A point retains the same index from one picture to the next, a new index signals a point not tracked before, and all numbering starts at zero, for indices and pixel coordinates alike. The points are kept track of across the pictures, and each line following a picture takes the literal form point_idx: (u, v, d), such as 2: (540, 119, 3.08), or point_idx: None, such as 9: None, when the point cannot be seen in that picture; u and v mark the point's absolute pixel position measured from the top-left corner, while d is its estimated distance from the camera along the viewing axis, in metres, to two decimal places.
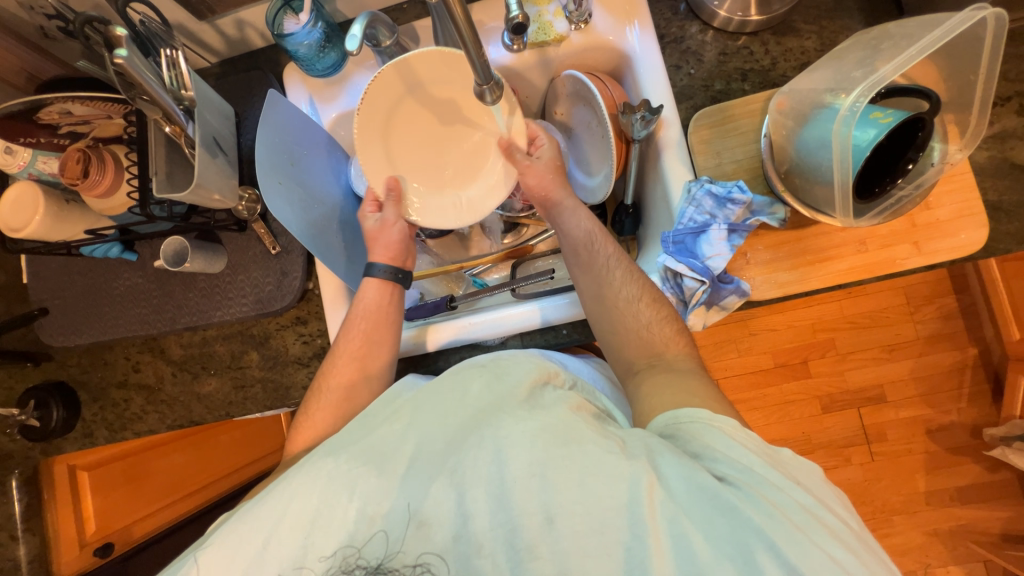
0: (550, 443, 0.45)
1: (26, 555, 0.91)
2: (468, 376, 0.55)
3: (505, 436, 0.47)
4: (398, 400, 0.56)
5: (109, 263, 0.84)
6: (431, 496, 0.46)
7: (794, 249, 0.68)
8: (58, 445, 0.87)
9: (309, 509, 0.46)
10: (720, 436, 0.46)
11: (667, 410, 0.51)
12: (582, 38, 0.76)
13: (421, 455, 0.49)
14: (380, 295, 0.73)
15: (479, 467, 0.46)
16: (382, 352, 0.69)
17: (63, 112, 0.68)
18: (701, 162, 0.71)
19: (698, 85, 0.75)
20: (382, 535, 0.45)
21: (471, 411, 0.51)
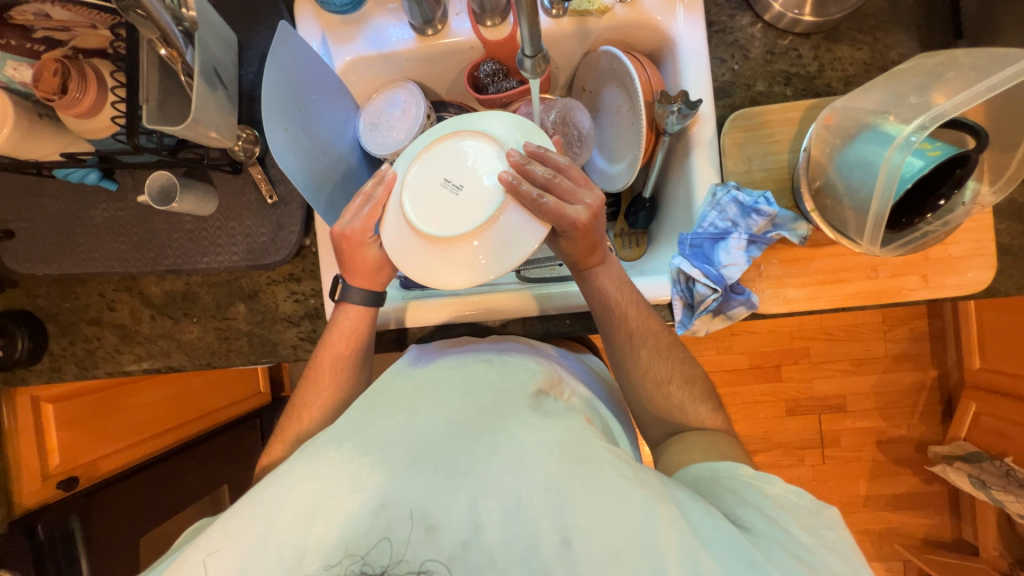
0: (567, 461, 0.46)
1: None
2: (480, 377, 0.55)
3: (525, 447, 0.47)
4: (405, 387, 0.55)
5: (86, 190, 0.78)
6: (440, 499, 0.44)
7: (806, 267, 0.68)
8: (22, 376, 0.82)
9: (310, 497, 0.44)
10: (749, 491, 0.48)
11: (705, 463, 0.54)
12: (626, 13, 0.71)
13: (426, 448, 0.47)
14: (360, 319, 0.67)
15: (493, 475, 0.45)
16: (360, 368, 0.67)
17: (39, 14, 0.58)
18: (730, 166, 0.69)
19: (740, 83, 0.71)
20: (384, 544, 0.42)
21: (479, 409, 0.51)
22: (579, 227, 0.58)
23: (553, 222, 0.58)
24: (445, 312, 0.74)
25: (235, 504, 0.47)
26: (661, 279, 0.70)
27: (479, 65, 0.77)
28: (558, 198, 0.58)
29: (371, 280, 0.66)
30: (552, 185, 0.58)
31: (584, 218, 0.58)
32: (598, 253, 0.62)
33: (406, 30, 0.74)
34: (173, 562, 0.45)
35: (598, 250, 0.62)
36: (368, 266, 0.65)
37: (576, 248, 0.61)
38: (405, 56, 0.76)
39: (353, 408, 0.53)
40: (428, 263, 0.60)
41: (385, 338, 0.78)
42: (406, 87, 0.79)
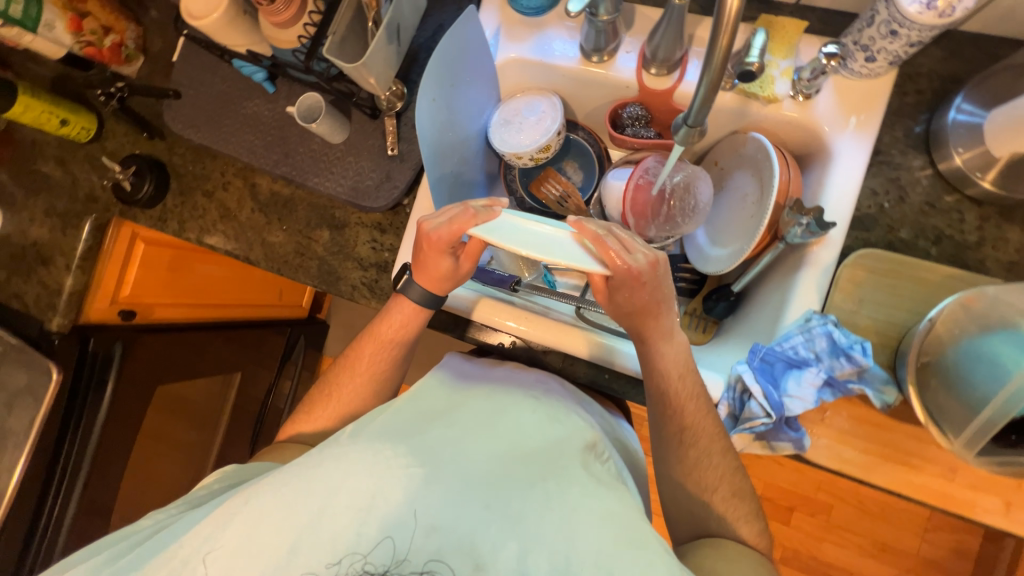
0: (623, 540, 0.49)
1: (71, 285, 0.99)
2: (529, 423, 0.60)
3: (579, 510, 0.51)
4: (465, 414, 0.61)
5: (249, 84, 0.88)
6: (489, 538, 0.49)
7: (876, 435, 0.62)
8: (134, 214, 0.93)
9: (366, 493, 0.51)
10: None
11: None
12: (793, 110, 0.68)
13: (476, 481, 0.53)
14: (411, 317, 0.73)
15: (541, 527, 0.50)
16: (394, 361, 0.75)
17: None
18: (837, 299, 0.65)
19: (883, 222, 0.66)
20: (387, 543, 0.49)
21: (526, 455, 0.57)
22: (634, 275, 0.57)
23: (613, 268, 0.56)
24: (500, 316, 0.75)
25: (287, 472, 0.54)
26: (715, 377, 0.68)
27: (625, 105, 0.78)
28: (620, 243, 0.58)
29: (437, 284, 0.70)
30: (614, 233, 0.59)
31: (641, 267, 0.58)
32: (660, 313, 0.63)
33: (575, 49, 0.76)
34: (220, 510, 0.52)
35: (661, 304, 0.62)
36: (439, 274, 0.69)
37: (631, 300, 0.61)
38: (562, 72, 0.78)
39: (405, 410, 0.61)
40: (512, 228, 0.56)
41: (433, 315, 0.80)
42: (550, 100, 0.81)
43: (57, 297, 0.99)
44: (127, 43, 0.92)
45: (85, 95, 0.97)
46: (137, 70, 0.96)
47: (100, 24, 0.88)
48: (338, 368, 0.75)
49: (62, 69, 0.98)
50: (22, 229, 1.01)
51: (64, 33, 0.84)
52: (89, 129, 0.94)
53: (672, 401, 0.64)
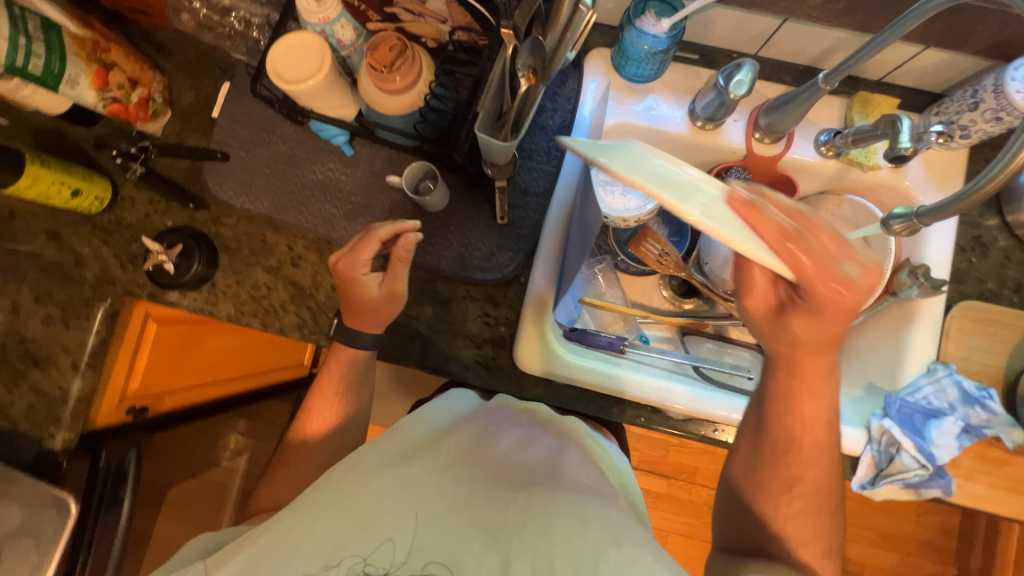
0: (617, 546, 0.43)
1: (78, 391, 0.79)
2: (507, 438, 0.56)
3: (562, 511, 0.45)
4: (434, 436, 0.55)
5: (320, 146, 0.78)
6: (472, 557, 0.41)
7: (999, 470, 0.69)
8: (173, 300, 0.78)
9: (354, 510, 0.44)
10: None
11: None
12: (890, 176, 0.75)
13: (472, 492, 0.46)
14: (348, 362, 0.72)
15: (531, 538, 0.42)
16: (346, 408, 0.72)
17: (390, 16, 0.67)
18: (950, 348, 0.72)
19: (973, 275, 0.74)
20: (387, 544, 0.42)
21: (524, 472, 0.51)
22: (834, 300, 0.51)
23: (811, 278, 0.49)
24: (614, 386, 0.73)
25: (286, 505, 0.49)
26: (858, 433, 0.69)
27: (729, 168, 0.79)
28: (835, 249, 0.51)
29: (370, 320, 0.69)
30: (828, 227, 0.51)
31: (852, 291, 0.51)
32: (831, 352, 0.57)
33: (684, 115, 0.77)
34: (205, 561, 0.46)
35: (833, 346, 0.57)
36: (363, 303, 0.67)
37: (805, 335, 0.56)
38: (669, 137, 0.79)
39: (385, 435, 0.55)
40: (656, 168, 0.44)
41: (559, 390, 0.76)
42: None
43: (59, 408, 0.79)
44: (154, 97, 0.76)
45: (92, 156, 0.80)
46: (164, 126, 0.81)
47: (126, 76, 0.72)
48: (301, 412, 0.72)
49: (54, 124, 0.80)
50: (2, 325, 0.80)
51: (88, 89, 0.69)
52: (103, 198, 0.77)
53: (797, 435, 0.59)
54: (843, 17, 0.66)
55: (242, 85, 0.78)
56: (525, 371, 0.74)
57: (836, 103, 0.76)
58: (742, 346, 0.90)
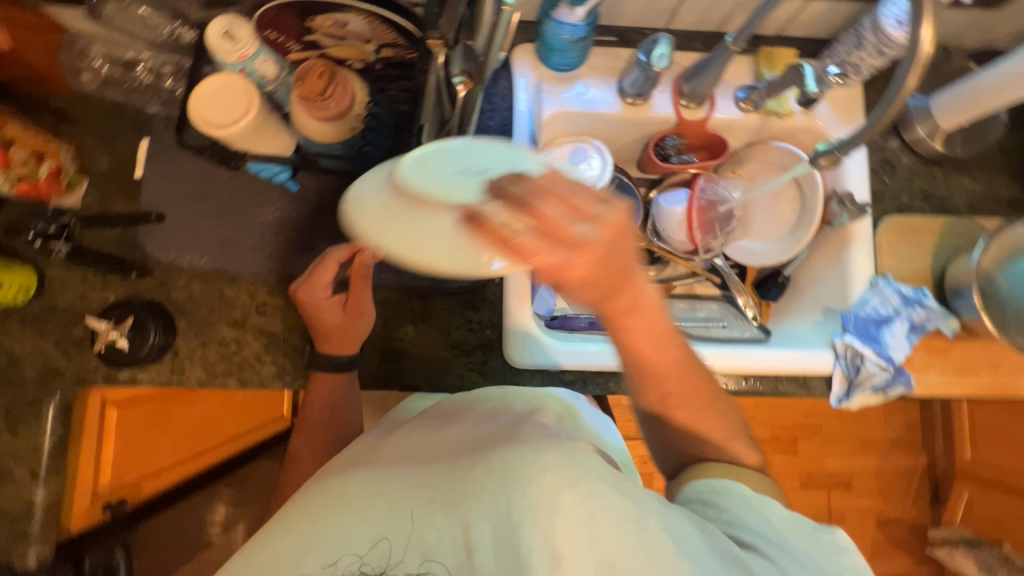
0: (575, 488, 0.43)
1: (43, 499, 0.72)
2: (478, 425, 0.59)
3: (515, 469, 0.46)
4: (408, 444, 0.59)
5: (261, 187, 0.75)
6: (436, 528, 0.46)
7: (945, 358, 0.77)
8: (133, 379, 0.72)
9: (323, 519, 0.49)
10: (772, 515, 0.47)
11: (707, 479, 0.51)
12: (803, 119, 0.82)
13: (433, 474, 0.52)
14: (330, 383, 0.71)
15: (485, 488, 0.46)
16: (341, 423, 0.73)
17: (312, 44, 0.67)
18: (884, 260, 0.80)
19: (889, 193, 0.83)
20: (383, 545, 0.46)
21: (482, 441, 0.55)
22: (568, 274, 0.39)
23: (531, 266, 0.39)
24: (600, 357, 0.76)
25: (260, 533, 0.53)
26: (824, 353, 0.77)
27: (665, 137, 0.85)
28: (556, 207, 0.38)
29: (345, 338, 0.69)
30: (552, 188, 0.38)
31: (580, 258, 0.38)
32: (619, 289, 0.41)
33: (614, 94, 0.81)
34: None
35: (617, 282, 0.41)
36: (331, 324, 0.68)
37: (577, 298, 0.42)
38: (604, 117, 0.82)
39: (355, 453, 0.60)
40: (394, 217, 0.46)
41: (554, 378, 0.77)
42: (592, 143, 0.83)
43: (26, 522, 0.72)
44: (65, 167, 0.71)
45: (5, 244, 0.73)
46: (82, 197, 0.75)
47: (30, 151, 0.67)
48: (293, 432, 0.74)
49: None
50: None
51: None
52: (27, 287, 0.70)
53: (655, 375, 0.49)
54: None
55: (164, 139, 0.74)
56: (519, 367, 0.76)
57: (744, 61, 0.82)
58: (710, 300, 0.95)
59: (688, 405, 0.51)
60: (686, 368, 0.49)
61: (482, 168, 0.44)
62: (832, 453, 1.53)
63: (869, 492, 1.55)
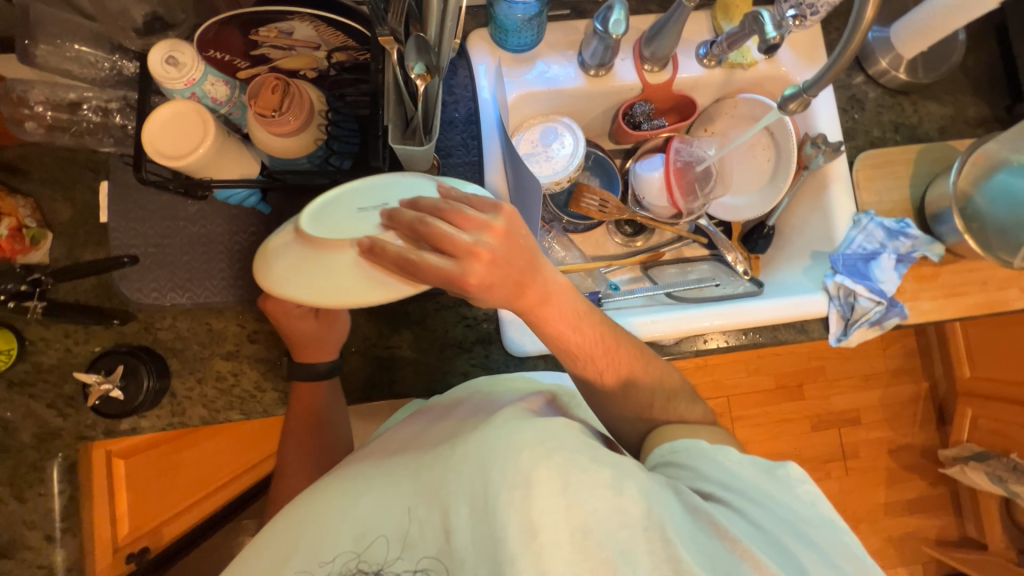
0: (548, 460, 0.46)
1: (64, 563, 0.71)
2: (456, 409, 0.60)
3: (489, 447, 0.48)
4: (387, 438, 0.59)
5: (232, 214, 0.73)
6: (421, 519, 0.48)
7: (934, 283, 0.78)
8: (134, 428, 0.71)
9: (311, 526, 0.50)
10: (733, 465, 0.51)
11: (670, 441, 0.56)
12: (767, 68, 0.82)
13: (413, 465, 0.52)
14: (311, 395, 0.70)
15: (464, 477, 0.47)
16: (338, 436, 0.72)
17: (261, 57, 0.64)
18: (864, 197, 0.81)
19: (860, 129, 0.83)
20: (381, 542, 0.48)
21: (459, 426, 0.55)
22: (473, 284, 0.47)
23: (434, 282, 0.46)
24: None
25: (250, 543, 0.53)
26: (817, 296, 0.78)
27: (633, 105, 0.84)
28: (449, 225, 0.46)
29: (322, 347, 0.68)
30: (445, 211, 0.46)
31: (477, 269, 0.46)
32: (527, 285, 0.49)
33: (577, 68, 0.80)
34: None
35: (523, 281, 0.48)
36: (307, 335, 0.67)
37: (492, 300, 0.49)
38: (570, 93, 0.81)
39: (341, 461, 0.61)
40: (301, 267, 0.47)
41: (557, 362, 0.77)
42: (561, 122, 0.84)
43: None
44: (26, 223, 0.70)
45: None
46: (50, 252, 0.73)
47: None
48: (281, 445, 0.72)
49: None
50: None
51: None
52: (8, 351, 0.70)
53: (582, 355, 0.55)
54: None
55: (123, 179, 0.72)
56: (521, 356, 0.76)
57: (702, 16, 0.81)
58: (700, 261, 0.95)
59: (625, 376, 0.57)
60: (607, 342, 0.56)
61: (380, 203, 0.49)
62: (838, 392, 1.57)
63: (877, 423, 1.59)
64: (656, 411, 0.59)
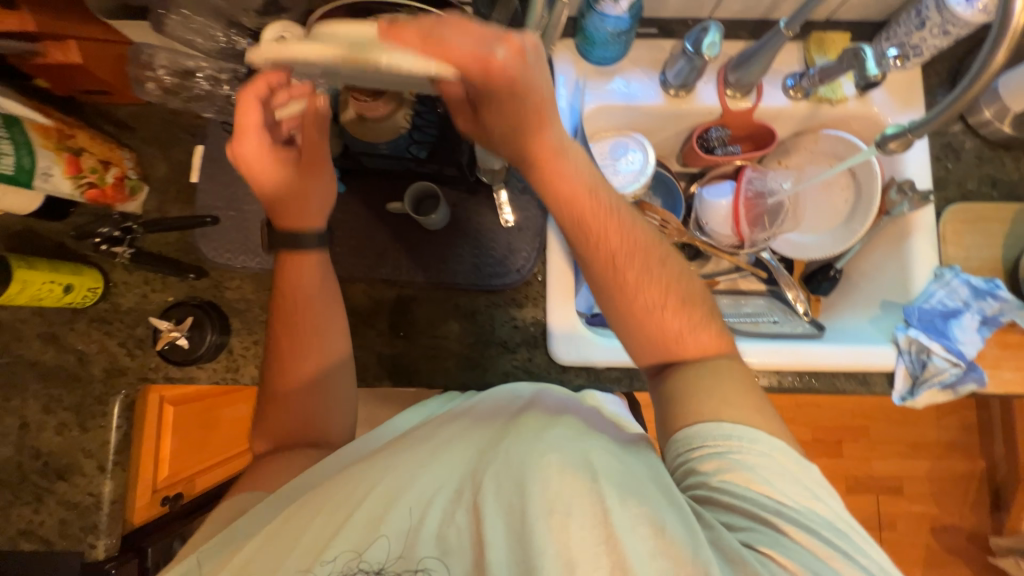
0: (589, 491, 0.45)
1: (110, 494, 0.75)
2: (485, 408, 0.58)
3: (527, 464, 0.47)
4: (416, 428, 0.58)
5: None
6: (454, 526, 0.47)
7: (1021, 353, 0.72)
8: (191, 377, 0.75)
9: (333, 506, 0.50)
10: (767, 474, 0.47)
11: (708, 422, 0.50)
12: (857, 106, 0.79)
13: (444, 464, 0.51)
14: (302, 270, 0.65)
15: (503, 490, 0.47)
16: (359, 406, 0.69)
17: None
18: (949, 251, 0.76)
19: (953, 180, 0.79)
20: (391, 538, 0.47)
21: (497, 428, 0.54)
22: (493, 70, 0.44)
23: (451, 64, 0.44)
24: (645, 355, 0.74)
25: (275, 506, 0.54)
26: (886, 349, 0.73)
27: (709, 129, 0.83)
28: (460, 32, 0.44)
29: (306, 205, 0.65)
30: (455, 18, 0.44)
31: (500, 59, 0.44)
32: (546, 121, 0.52)
33: (658, 87, 0.80)
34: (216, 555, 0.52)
35: (543, 110, 0.50)
36: (284, 184, 0.62)
37: (508, 119, 0.50)
38: (647, 110, 0.81)
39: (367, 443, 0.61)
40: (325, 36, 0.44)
41: (599, 376, 0.76)
42: (633, 138, 0.83)
43: (95, 514, 0.75)
44: (128, 174, 0.75)
45: (74, 249, 0.77)
46: (143, 204, 0.79)
47: (97, 159, 0.70)
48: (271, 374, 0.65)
49: (26, 225, 0.76)
50: (14, 445, 0.75)
51: (63, 179, 0.67)
52: (95, 289, 0.74)
53: (594, 221, 0.54)
54: None
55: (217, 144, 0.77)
56: (564, 365, 0.75)
57: (793, 47, 0.80)
58: (755, 295, 0.91)
59: (637, 264, 0.54)
60: (620, 217, 0.55)
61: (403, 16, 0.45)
62: (880, 455, 1.46)
63: (921, 496, 1.47)
64: (664, 314, 0.54)
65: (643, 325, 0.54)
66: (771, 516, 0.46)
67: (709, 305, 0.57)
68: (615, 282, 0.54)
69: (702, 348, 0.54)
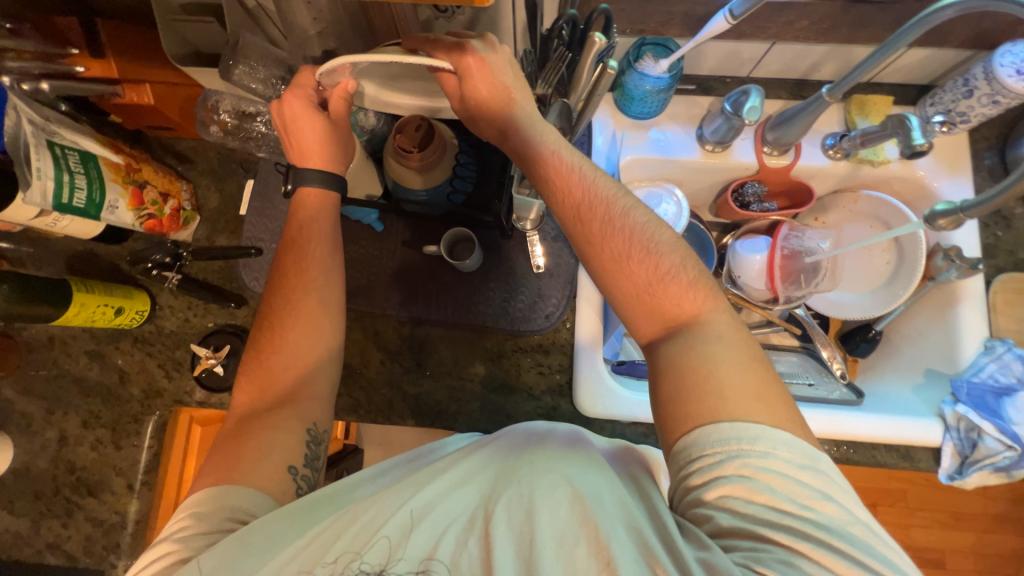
0: (598, 527, 0.43)
1: (135, 513, 0.77)
2: (500, 435, 0.56)
3: (538, 491, 0.46)
4: (453, 453, 0.56)
5: (349, 227, 0.80)
6: (461, 554, 0.46)
7: None
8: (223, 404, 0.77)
9: (354, 519, 0.50)
10: (771, 481, 0.42)
11: (706, 426, 0.44)
12: (900, 168, 0.78)
13: (453, 485, 0.50)
14: (320, 201, 0.67)
15: (513, 520, 0.45)
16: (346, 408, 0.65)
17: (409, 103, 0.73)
18: (1001, 322, 0.72)
19: (1004, 248, 0.76)
20: (383, 541, 0.47)
21: (507, 454, 0.52)
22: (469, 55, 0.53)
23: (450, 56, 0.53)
24: None
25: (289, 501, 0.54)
26: (931, 423, 0.70)
27: (745, 184, 0.83)
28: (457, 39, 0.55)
29: (328, 157, 0.65)
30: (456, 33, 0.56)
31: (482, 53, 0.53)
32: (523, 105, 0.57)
33: (695, 140, 0.81)
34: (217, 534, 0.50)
35: (517, 93, 0.56)
36: (316, 141, 0.63)
37: (481, 95, 0.55)
38: (682, 164, 0.82)
39: (394, 466, 0.60)
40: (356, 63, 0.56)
41: (625, 430, 0.74)
42: (667, 188, 0.82)
43: (119, 533, 0.76)
44: (183, 205, 0.80)
45: (126, 272, 0.81)
46: (193, 232, 0.83)
47: (158, 191, 0.75)
48: (256, 341, 0.63)
49: (86, 247, 0.81)
50: (50, 458, 0.78)
51: (127, 211, 0.71)
52: (142, 312, 0.78)
53: (558, 179, 0.55)
54: (830, 33, 0.71)
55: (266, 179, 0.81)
56: (589, 416, 0.74)
57: (834, 108, 0.80)
58: (787, 351, 0.90)
59: (600, 217, 0.54)
60: (579, 175, 0.55)
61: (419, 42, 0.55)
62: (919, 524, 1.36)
63: (963, 570, 1.37)
64: (632, 266, 0.52)
65: (614, 283, 0.53)
66: (775, 532, 0.41)
67: (682, 248, 0.54)
68: (583, 239, 0.54)
69: (675, 296, 0.51)
